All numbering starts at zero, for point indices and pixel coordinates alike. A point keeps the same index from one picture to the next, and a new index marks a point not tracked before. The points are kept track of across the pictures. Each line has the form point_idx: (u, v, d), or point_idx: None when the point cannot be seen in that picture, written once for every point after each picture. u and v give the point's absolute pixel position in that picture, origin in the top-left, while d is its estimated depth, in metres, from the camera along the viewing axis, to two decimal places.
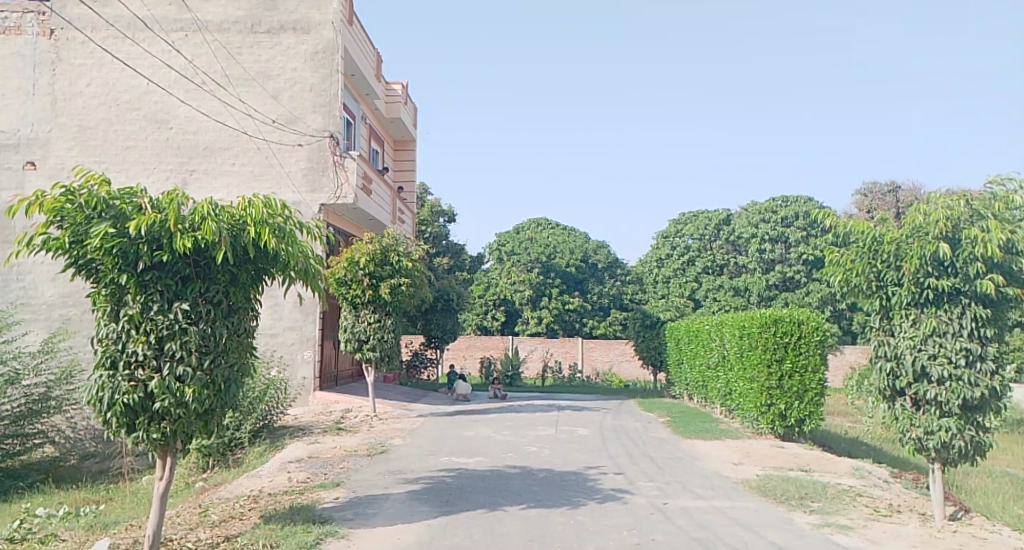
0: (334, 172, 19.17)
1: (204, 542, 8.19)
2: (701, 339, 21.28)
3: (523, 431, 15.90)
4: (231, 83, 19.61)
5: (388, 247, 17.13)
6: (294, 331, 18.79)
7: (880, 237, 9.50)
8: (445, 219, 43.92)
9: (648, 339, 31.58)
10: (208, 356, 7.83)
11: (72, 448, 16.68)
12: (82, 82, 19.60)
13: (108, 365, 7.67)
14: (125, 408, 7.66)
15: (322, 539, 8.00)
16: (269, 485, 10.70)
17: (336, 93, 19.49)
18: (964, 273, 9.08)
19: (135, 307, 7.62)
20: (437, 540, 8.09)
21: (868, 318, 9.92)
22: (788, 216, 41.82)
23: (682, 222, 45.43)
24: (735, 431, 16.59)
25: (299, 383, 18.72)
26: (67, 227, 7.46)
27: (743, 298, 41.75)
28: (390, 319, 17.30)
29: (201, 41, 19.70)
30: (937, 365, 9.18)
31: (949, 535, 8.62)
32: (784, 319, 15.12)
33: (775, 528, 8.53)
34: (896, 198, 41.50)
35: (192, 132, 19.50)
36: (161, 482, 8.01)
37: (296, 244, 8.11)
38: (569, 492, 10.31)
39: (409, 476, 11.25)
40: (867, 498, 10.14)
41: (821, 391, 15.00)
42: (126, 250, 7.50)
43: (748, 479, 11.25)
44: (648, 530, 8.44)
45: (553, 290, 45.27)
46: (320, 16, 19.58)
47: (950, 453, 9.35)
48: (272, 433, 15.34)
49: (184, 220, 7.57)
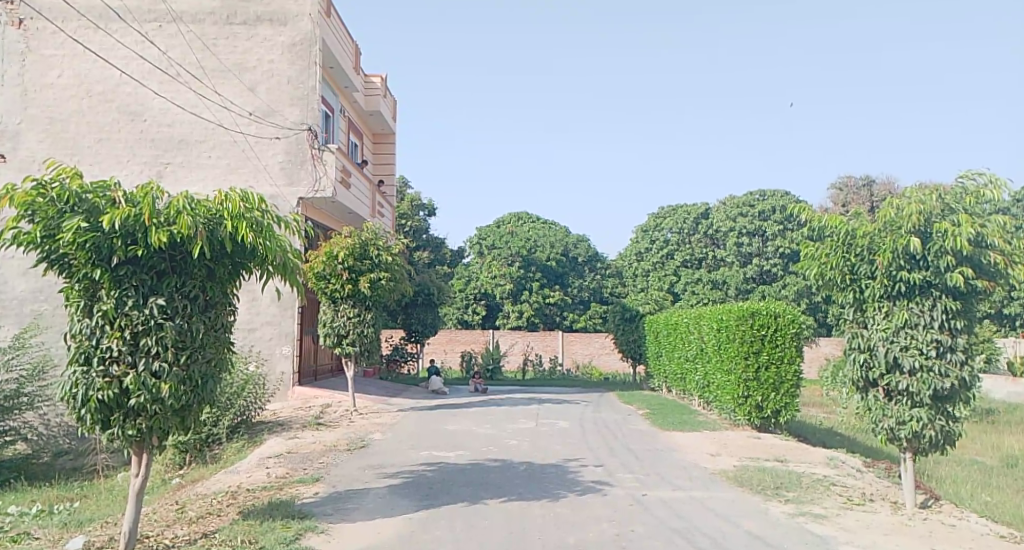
0: (312, 165, 19.10)
1: (181, 539, 8.14)
2: (680, 332, 21.42)
3: (503, 425, 15.93)
4: (207, 75, 19.44)
5: (367, 242, 17.08)
6: (272, 326, 18.69)
7: (854, 231, 9.59)
8: (426, 213, 43.88)
9: (626, 332, 31.68)
10: (185, 352, 7.78)
11: (45, 445, 16.45)
12: (53, 73, 19.34)
13: (82, 361, 7.57)
14: (100, 404, 7.58)
15: (301, 535, 7.98)
16: (247, 481, 10.65)
17: (314, 86, 19.39)
18: (935, 266, 9.18)
19: (109, 302, 7.54)
20: (418, 533, 8.10)
21: (842, 310, 10.08)
22: (765, 210, 42.08)
23: (661, 216, 45.68)
24: (713, 422, 16.73)
25: (277, 379, 18.61)
26: (38, 221, 7.39)
27: (721, 291, 41.98)
28: (370, 313, 17.26)
29: (175, 31, 19.48)
30: (909, 356, 9.31)
31: (920, 523, 8.74)
32: (761, 311, 15.28)
33: (751, 518, 8.61)
34: (870, 192, 41.91)
35: (166, 125, 19.31)
36: (137, 478, 7.95)
37: (274, 239, 8.07)
38: (549, 484, 10.35)
39: (388, 471, 11.24)
40: (841, 487, 10.26)
41: (796, 383, 15.19)
42: (100, 244, 7.40)
43: (725, 470, 11.34)
44: (627, 521, 8.50)
45: (533, 284, 45.28)
46: (297, 7, 19.46)
47: (922, 443, 9.47)
48: (251, 428, 15.28)
49: (159, 214, 7.51)
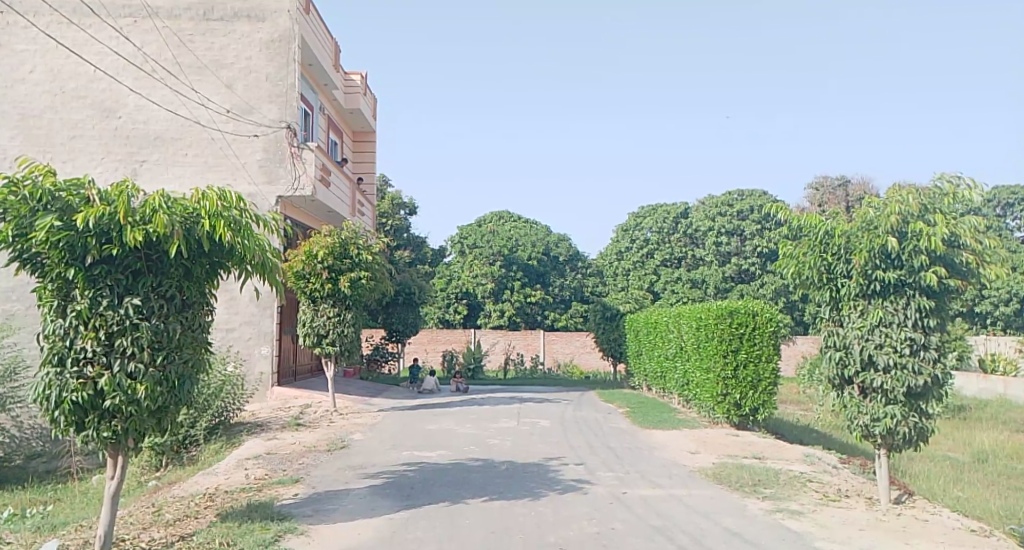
0: (291, 164, 19.01)
1: (158, 542, 8.08)
2: (659, 330, 21.48)
3: (484, 424, 15.92)
4: (183, 71, 19.28)
5: (347, 241, 16.99)
6: (251, 325, 18.56)
7: (832, 230, 9.66)
8: (406, 212, 43.80)
9: (607, 331, 31.76)
10: (161, 352, 7.71)
11: (18, 448, 16.03)
12: (26, 69, 19.08)
13: (55, 362, 7.49)
14: (74, 406, 7.49)
15: (280, 536, 7.94)
16: (225, 482, 10.58)
17: (293, 83, 19.31)
18: (909, 265, 9.29)
19: (84, 302, 7.46)
20: (398, 534, 8.07)
21: (819, 309, 10.14)
22: (743, 209, 42.36)
23: (642, 215, 45.79)
24: (692, 420, 16.80)
25: (256, 378, 18.49)
26: (11, 219, 7.31)
27: (700, 290, 42.25)
28: (350, 313, 17.19)
29: (150, 27, 19.31)
30: (883, 353, 9.41)
31: (895, 519, 8.84)
32: (739, 310, 15.36)
33: (729, 515, 8.66)
34: (846, 192, 42.40)
35: (142, 122, 19.12)
36: (113, 480, 7.88)
37: (252, 237, 8.03)
38: (530, 483, 10.37)
39: (368, 470, 11.20)
40: (817, 483, 10.34)
41: (773, 380, 15.31)
42: (74, 243, 7.32)
43: (704, 467, 11.43)
44: (608, 519, 8.52)
45: (514, 283, 45.29)
46: (275, 4, 19.37)
47: (896, 439, 9.57)
48: (229, 428, 15.18)
49: (134, 212, 7.45)
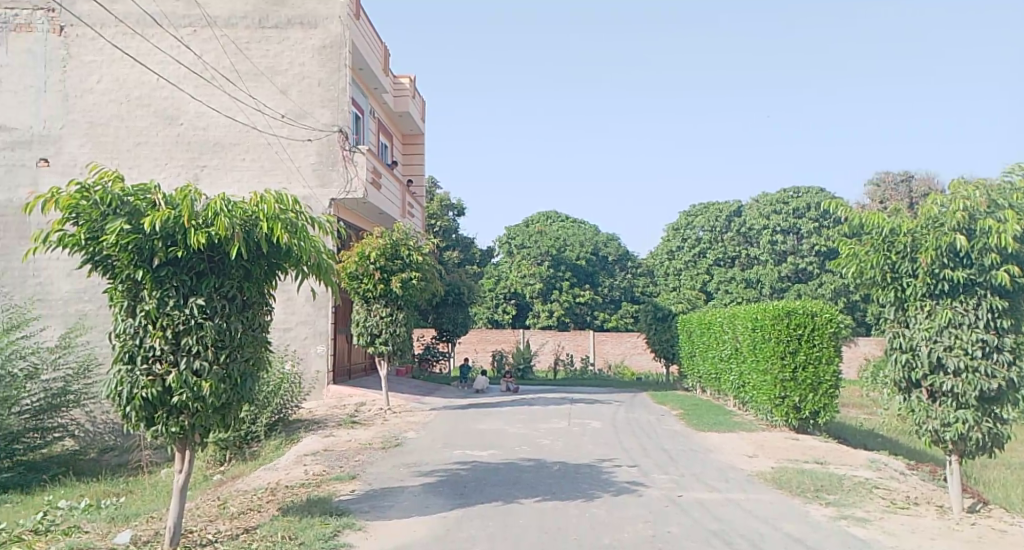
0: (343, 167, 19.28)
1: (224, 534, 8.29)
2: (714, 332, 21.26)
3: (536, 424, 15.96)
4: (241, 78, 19.69)
5: (398, 242, 17.17)
6: (307, 325, 18.89)
7: (896, 228, 9.48)
8: (455, 213, 44.10)
9: (660, 331, 31.47)
10: (224, 351, 7.92)
11: (92, 442, 16.81)
12: (93, 78, 19.68)
13: (126, 360, 7.76)
14: (144, 402, 7.74)
15: (340, 531, 8.09)
16: (286, 478, 10.80)
17: (344, 87, 19.58)
18: (979, 264, 9.08)
19: (152, 303, 7.70)
20: (453, 533, 8.15)
21: (882, 309, 9.93)
22: (799, 207, 41.64)
23: (693, 214, 45.31)
24: (750, 423, 16.62)
25: (313, 377, 18.82)
26: (83, 224, 7.57)
27: (755, 290, 41.78)
28: (402, 313, 17.38)
29: (209, 36, 19.78)
30: (953, 356, 9.19)
31: (968, 527, 8.64)
32: (797, 311, 15.13)
33: (791, 520, 8.56)
34: (908, 189, 41.47)
35: (202, 128, 19.61)
36: (181, 474, 8.09)
37: (308, 239, 8.17)
38: (584, 484, 10.37)
39: (424, 470, 11.32)
40: (884, 490, 10.15)
41: (835, 383, 14.93)
42: (142, 246, 7.58)
43: (763, 471, 11.29)
44: (664, 522, 8.50)
45: (564, 283, 45.22)
46: (327, 10, 19.70)
47: (967, 445, 9.36)
48: (288, 426, 15.48)
49: (197, 216, 7.66)
